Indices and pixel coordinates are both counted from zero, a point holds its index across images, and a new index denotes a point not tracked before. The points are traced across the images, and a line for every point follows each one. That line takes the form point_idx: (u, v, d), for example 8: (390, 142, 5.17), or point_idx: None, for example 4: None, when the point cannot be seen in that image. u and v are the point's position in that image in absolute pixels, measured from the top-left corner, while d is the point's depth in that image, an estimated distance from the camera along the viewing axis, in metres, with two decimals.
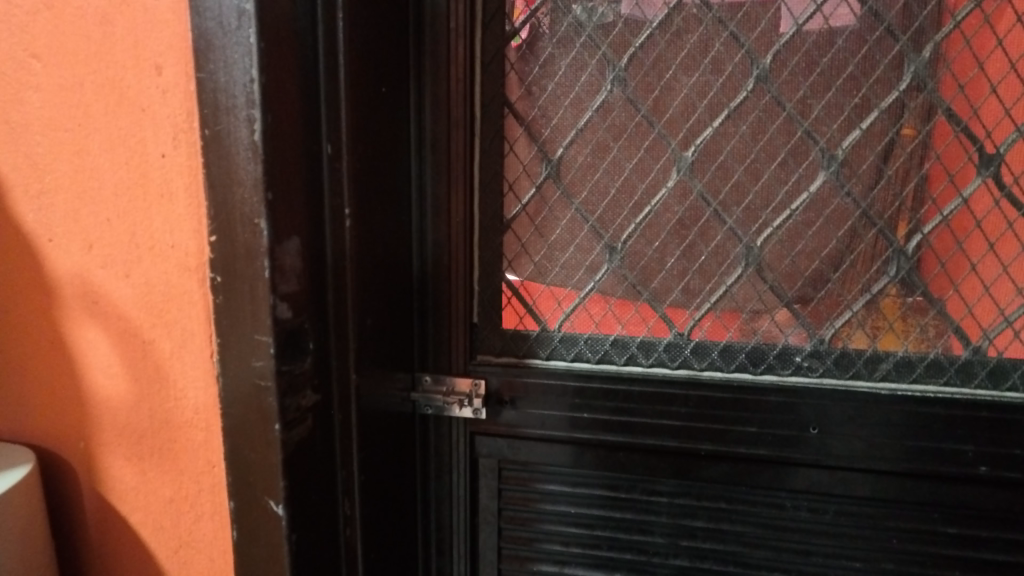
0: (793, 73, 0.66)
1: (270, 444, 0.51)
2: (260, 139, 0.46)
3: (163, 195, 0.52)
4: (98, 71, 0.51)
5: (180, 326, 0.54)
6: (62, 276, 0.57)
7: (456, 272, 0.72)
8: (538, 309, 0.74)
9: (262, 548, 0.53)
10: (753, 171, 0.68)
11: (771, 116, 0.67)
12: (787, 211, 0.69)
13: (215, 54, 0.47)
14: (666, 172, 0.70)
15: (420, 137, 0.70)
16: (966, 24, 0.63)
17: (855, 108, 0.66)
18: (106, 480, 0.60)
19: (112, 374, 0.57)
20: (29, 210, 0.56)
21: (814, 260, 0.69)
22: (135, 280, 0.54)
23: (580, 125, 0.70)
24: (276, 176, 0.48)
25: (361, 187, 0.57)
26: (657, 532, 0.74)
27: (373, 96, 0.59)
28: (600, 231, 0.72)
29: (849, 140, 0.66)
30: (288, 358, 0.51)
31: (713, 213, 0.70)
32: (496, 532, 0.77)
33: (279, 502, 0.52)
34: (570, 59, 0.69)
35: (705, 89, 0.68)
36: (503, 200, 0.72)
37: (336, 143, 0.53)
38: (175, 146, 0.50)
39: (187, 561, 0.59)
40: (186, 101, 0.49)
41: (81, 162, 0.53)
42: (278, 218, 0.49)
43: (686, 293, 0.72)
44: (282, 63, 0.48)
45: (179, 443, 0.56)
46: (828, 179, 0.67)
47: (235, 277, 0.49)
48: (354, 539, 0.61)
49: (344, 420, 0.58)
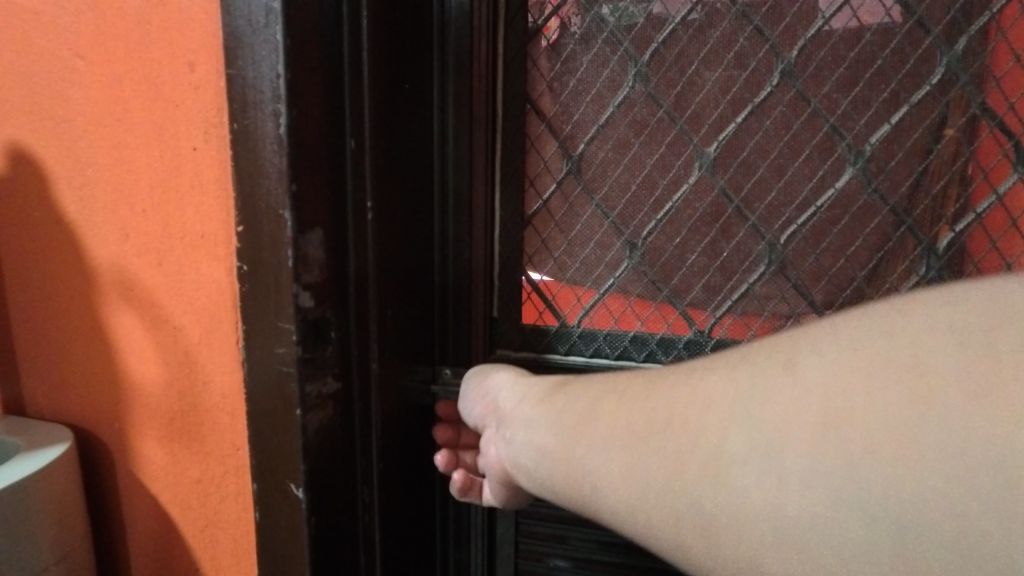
0: (819, 67, 0.65)
1: (291, 428, 0.53)
2: (285, 133, 0.48)
3: (195, 185, 0.54)
4: (136, 69, 0.53)
5: (209, 313, 0.56)
6: (102, 265, 0.60)
7: (478, 266, 0.72)
8: (557, 305, 0.75)
9: (283, 529, 0.55)
10: (777, 167, 0.68)
11: (796, 112, 0.66)
12: (811, 208, 0.67)
13: (243, 52, 0.49)
14: (687, 169, 0.69)
15: (443, 131, 0.69)
16: (1003, 15, 0.61)
17: (883, 103, 0.64)
18: (139, 460, 0.63)
19: (145, 359, 0.60)
20: (72, 201, 0.59)
21: (838, 258, 0.68)
22: (167, 269, 0.56)
23: (602, 121, 0.70)
24: (301, 169, 0.50)
25: (384, 180, 0.59)
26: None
27: (396, 93, 0.60)
28: (620, 227, 0.72)
29: (877, 135, 0.65)
30: (311, 346, 0.52)
31: (735, 210, 0.69)
32: (512, 526, 0.77)
33: (299, 485, 0.53)
34: (592, 54, 0.69)
35: (728, 85, 0.67)
36: (524, 196, 0.73)
37: (359, 138, 0.55)
38: (206, 140, 0.52)
39: (212, 540, 0.61)
40: (217, 96, 0.51)
41: (119, 156, 0.56)
42: (302, 210, 0.50)
43: (706, 291, 0.71)
44: (308, 59, 0.49)
45: (206, 426, 0.59)
46: (855, 176, 0.66)
47: (261, 266, 0.51)
48: (373, 527, 0.62)
49: (364, 408, 0.59)
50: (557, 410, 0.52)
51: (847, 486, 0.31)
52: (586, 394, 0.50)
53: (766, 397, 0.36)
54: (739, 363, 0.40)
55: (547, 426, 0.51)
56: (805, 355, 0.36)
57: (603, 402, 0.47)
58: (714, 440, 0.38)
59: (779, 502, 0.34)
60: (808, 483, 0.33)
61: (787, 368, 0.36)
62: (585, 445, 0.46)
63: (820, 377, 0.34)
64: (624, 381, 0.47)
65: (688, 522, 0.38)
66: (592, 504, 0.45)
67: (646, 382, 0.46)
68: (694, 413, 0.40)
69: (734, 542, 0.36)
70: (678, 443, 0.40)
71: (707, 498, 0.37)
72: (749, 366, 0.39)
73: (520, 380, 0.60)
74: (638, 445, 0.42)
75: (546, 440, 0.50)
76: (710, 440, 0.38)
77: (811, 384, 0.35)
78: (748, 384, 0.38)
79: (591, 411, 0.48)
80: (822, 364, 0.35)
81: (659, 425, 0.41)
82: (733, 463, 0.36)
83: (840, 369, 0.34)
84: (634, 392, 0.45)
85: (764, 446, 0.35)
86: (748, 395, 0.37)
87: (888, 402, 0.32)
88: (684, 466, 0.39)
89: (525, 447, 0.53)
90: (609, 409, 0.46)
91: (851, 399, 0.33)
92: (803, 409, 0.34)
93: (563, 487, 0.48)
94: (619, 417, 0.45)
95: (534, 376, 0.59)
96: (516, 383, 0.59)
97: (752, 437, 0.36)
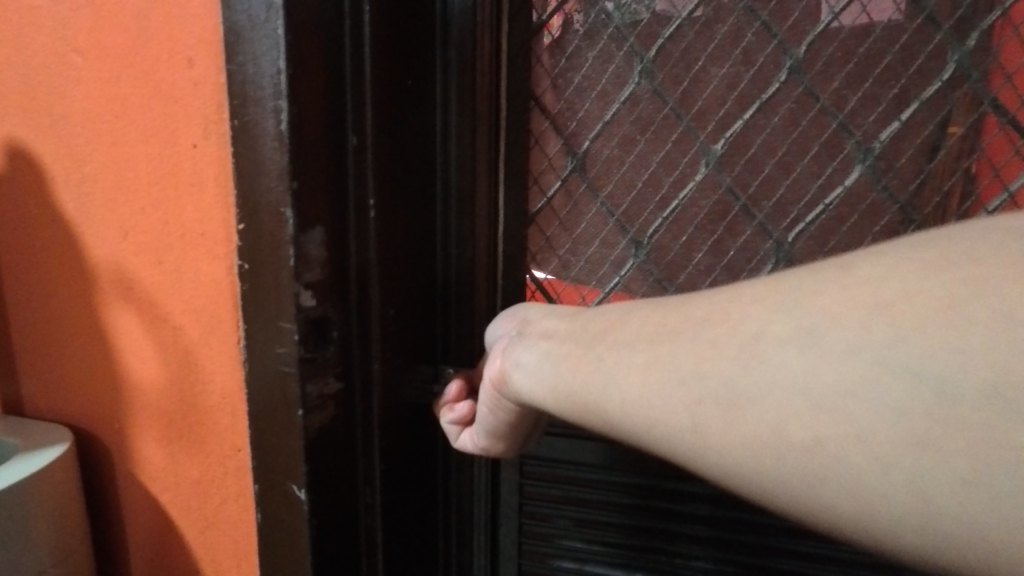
0: (827, 63, 0.64)
1: (292, 429, 0.52)
2: (285, 130, 0.47)
3: (194, 183, 0.53)
4: (135, 65, 0.53)
5: (209, 312, 0.55)
6: (101, 264, 0.59)
7: (481, 265, 0.71)
8: (562, 304, 0.75)
9: (284, 531, 0.54)
10: (784, 165, 0.67)
11: (804, 108, 0.65)
12: (820, 206, 0.67)
13: (244, 48, 0.48)
14: (693, 166, 0.68)
15: (445, 129, 0.68)
16: (1016, 10, 0.60)
17: (893, 99, 0.63)
18: (139, 460, 0.63)
19: (145, 358, 0.59)
20: (70, 199, 0.59)
21: (847, 257, 0.67)
22: (167, 268, 0.56)
23: (606, 118, 0.70)
24: (303, 167, 0.49)
25: (386, 177, 0.58)
26: (690, 541, 0.72)
27: (398, 89, 0.60)
28: (624, 226, 0.71)
29: (886, 132, 0.64)
30: (312, 346, 0.52)
31: (742, 209, 0.68)
32: (517, 527, 0.77)
33: (300, 487, 0.53)
34: (597, 51, 0.68)
35: (734, 81, 0.66)
36: (528, 194, 0.72)
37: (361, 135, 0.54)
38: (205, 137, 0.52)
39: (212, 541, 0.60)
40: (216, 93, 0.51)
41: (117, 153, 0.55)
42: (304, 208, 0.49)
43: (712, 290, 0.71)
44: (309, 54, 0.48)
45: (206, 426, 0.58)
46: (864, 174, 0.65)
47: (262, 265, 0.51)
48: (375, 527, 0.61)
49: (365, 408, 0.58)
50: (581, 321, 0.47)
51: (891, 355, 0.28)
52: (620, 305, 0.45)
53: (804, 301, 0.32)
54: (776, 274, 0.36)
55: (567, 335, 0.46)
56: (860, 259, 0.32)
57: (636, 309, 0.43)
58: (755, 327, 0.34)
59: (815, 371, 0.30)
60: (854, 352, 0.29)
61: (836, 268, 0.32)
62: (607, 342, 0.41)
63: (863, 279, 0.31)
64: (659, 296, 0.43)
65: (710, 401, 0.34)
66: (598, 395, 0.40)
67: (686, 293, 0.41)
68: (731, 306, 0.36)
69: (756, 430, 0.32)
70: (713, 333, 0.35)
71: (734, 383, 0.33)
72: (793, 275, 0.35)
73: (554, 308, 0.55)
74: (665, 336, 0.38)
75: (564, 344, 0.45)
76: (748, 327, 0.34)
77: (864, 278, 0.31)
78: (795, 285, 0.33)
79: (623, 315, 0.43)
80: (881, 262, 0.31)
81: (678, 327, 0.37)
82: (771, 343, 0.32)
83: (895, 262, 0.30)
84: (671, 300, 0.41)
85: (808, 328, 0.31)
86: (789, 294, 0.33)
87: (940, 286, 0.28)
88: (724, 352, 0.34)
89: (535, 347, 0.47)
90: (643, 314, 0.41)
91: (902, 285, 0.29)
92: (855, 300, 0.30)
93: (569, 386, 0.42)
94: (653, 313, 0.41)
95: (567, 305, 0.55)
96: (549, 307, 0.55)
97: (794, 321, 0.32)
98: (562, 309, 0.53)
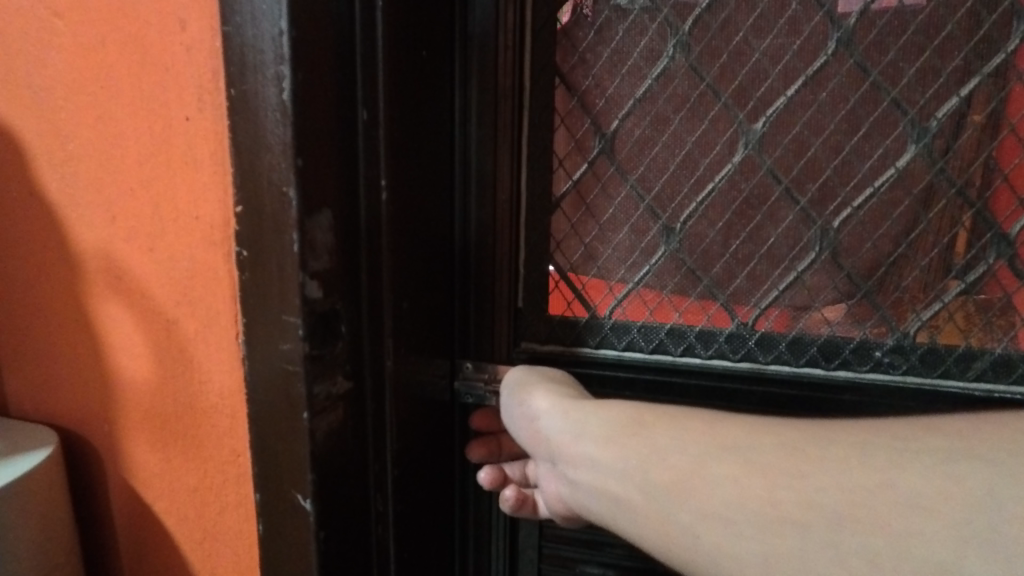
0: (881, 34, 0.58)
1: (298, 434, 0.47)
2: (288, 99, 0.42)
3: (188, 160, 0.48)
4: (121, 29, 0.47)
5: (205, 304, 0.50)
6: (87, 251, 0.54)
7: (501, 253, 0.66)
8: (588, 296, 0.69)
9: (289, 543, 0.50)
10: (832, 146, 0.61)
11: (853, 84, 0.60)
12: (869, 189, 0.61)
13: (242, 7, 0.42)
14: (731, 147, 0.63)
15: (464, 107, 0.63)
16: None
17: (954, 73, 0.57)
18: (130, 465, 0.58)
19: (136, 355, 0.54)
20: (53, 180, 0.54)
21: (898, 244, 0.61)
22: (159, 256, 0.51)
23: (638, 95, 0.64)
24: (307, 142, 0.43)
25: (399, 155, 0.52)
26: None
27: (413, 60, 0.54)
28: (656, 211, 0.66)
29: (945, 109, 0.58)
30: (318, 341, 0.47)
31: (784, 192, 0.63)
32: (536, 530, 0.71)
33: (306, 496, 0.48)
34: (628, 23, 0.63)
35: (779, 54, 0.60)
36: (553, 177, 0.67)
37: (372, 109, 0.48)
38: (199, 108, 0.46)
39: (211, 553, 0.56)
40: (211, 58, 0.45)
41: (103, 129, 0.50)
42: (309, 189, 0.44)
43: (750, 280, 0.65)
44: (313, 14, 0.43)
45: (204, 429, 0.53)
46: (919, 155, 0.59)
47: (263, 251, 0.45)
48: (388, 538, 0.56)
49: (376, 409, 0.53)
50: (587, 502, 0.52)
51: None
52: (684, 454, 0.46)
53: (922, 494, 0.37)
54: (855, 450, 0.41)
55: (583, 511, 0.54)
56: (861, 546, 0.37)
57: (717, 466, 0.44)
58: None
59: None
60: None
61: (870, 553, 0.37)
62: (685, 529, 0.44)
63: (929, 486, 0.37)
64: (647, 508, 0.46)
65: None
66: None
67: (769, 448, 0.44)
68: (825, 506, 0.39)
69: None
70: None
71: None
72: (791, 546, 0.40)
73: (543, 430, 0.56)
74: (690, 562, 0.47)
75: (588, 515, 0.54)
76: None
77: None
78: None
79: (699, 471, 0.45)
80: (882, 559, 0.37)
81: (790, 517, 0.40)
82: None
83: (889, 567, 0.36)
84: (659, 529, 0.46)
85: None
86: (876, 482, 0.39)
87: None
88: None
89: (610, 488, 0.49)
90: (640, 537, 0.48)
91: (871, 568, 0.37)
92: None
93: (661, 549, 0.46)
94: (762, 486, 0.42)
95: (547, 433, 0.55)
96: (566, 414, 0.54)
97: None
98: (598, 423, 0.52)
